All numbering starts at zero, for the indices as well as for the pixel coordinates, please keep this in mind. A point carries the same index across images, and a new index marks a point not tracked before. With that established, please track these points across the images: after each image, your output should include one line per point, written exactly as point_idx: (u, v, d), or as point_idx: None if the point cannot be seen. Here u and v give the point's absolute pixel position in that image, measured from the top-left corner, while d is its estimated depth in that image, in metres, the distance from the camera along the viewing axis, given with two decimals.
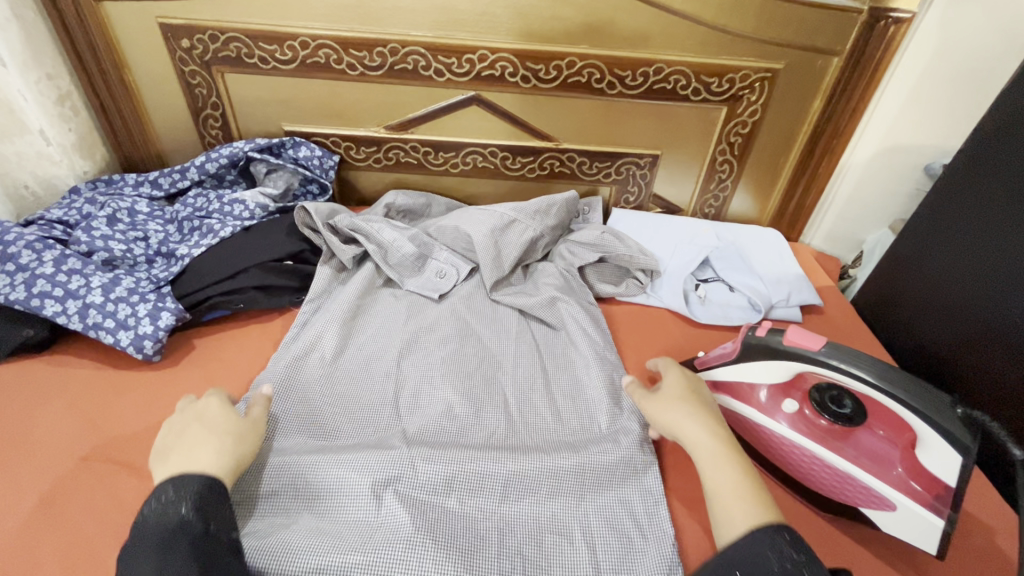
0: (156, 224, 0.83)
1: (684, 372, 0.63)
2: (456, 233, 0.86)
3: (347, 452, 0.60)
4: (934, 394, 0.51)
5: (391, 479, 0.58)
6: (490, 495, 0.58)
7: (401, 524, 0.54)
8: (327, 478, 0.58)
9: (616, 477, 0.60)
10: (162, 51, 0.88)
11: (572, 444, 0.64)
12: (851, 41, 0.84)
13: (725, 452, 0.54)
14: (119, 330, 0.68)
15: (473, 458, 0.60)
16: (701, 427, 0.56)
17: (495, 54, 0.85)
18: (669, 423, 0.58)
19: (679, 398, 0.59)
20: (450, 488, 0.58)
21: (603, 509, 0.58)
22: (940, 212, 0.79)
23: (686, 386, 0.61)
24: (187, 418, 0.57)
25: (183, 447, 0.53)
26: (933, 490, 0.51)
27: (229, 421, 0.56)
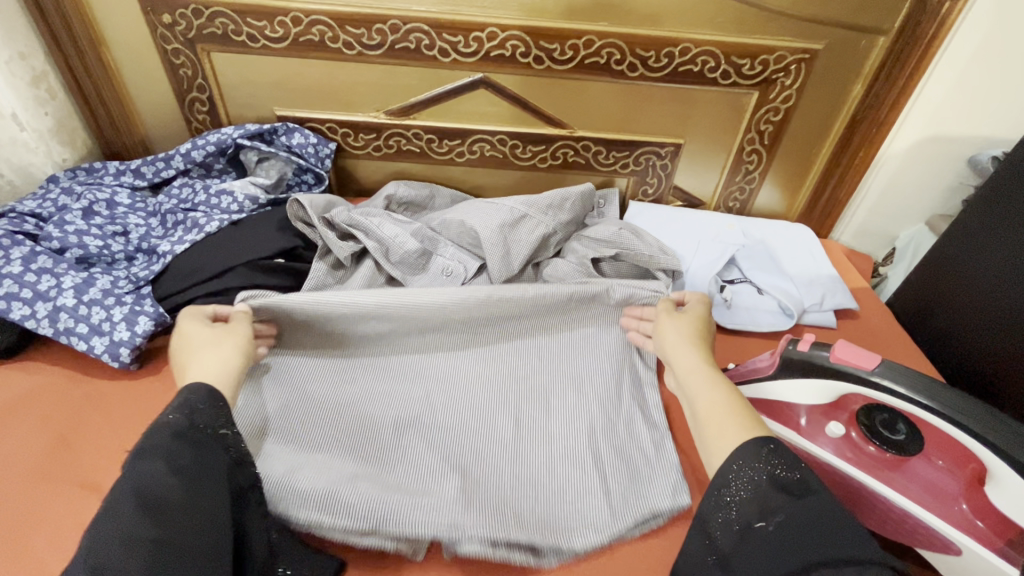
0: (137, 217, 0.77)
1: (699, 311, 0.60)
2: (462, 227, 0.79)
3: (366, 392, 0.60)
4: (1010, 423, 0.45)
5: (409, 418, 0.59)
6: (504, 433, 0.58)
7: (419, 461, 0.56)
8: (346, 417, 0.58)
9: (637, 430, 0.59)
10: (143, 27, 0.80)
11: (596, 392, 0.62)
12: (901, 18, 0.76)
13: (716, 376, 0.50)
14: (92, 336, 0.62)
15: (489, 399, 0.60)
16: (697, 355, 0.53)
17: (505, 33, 0.77)
18: (667, 349, 0.55)
19: (685, 330, 0.56)
20: (465, 427, 0.58)
21: (614, 442, 0.58)
22: (995, 207, 0.71)
23: (697, 322, 0.58)
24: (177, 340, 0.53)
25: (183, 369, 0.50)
26: (1004, 533, 0.45)
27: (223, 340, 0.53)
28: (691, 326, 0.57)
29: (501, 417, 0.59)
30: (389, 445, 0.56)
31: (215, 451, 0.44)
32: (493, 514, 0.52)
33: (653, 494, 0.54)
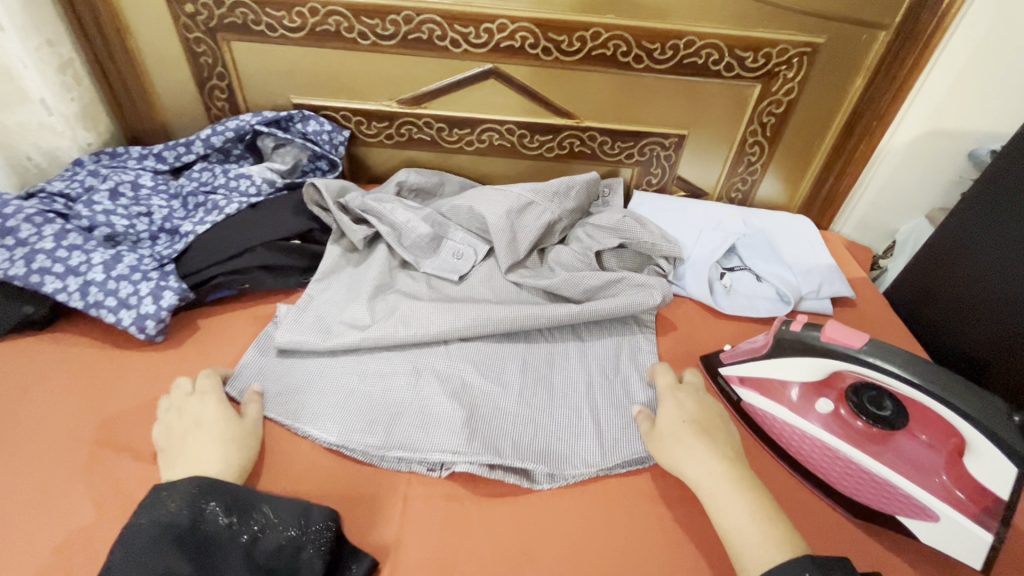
0: (160, 199, 0.80)
1: (678, 397, 0.58)
2: (471, 213, 0.82)
3: (391, 348, 0.69)
4: (985, 396, 0.47)
5: (426, 366, 0.67)
6: (510, 384, 0.66)
7: (431, 399, 0.63)
8: (371, 368, 0.67)
9: (633, 389, 0.66)
10: (166, 16, 0.83)
11: (597, 360, 0.70)
12: (902, 14, 0.78)
13: (731, 484, 0.49)
14: (120, 309, 0.66)
15: (498, 357, 0.69)
16: (701, 460, 0.51)
17: (515, 24, 0.80)
18: (669, 459, 0.53)
19: (678, 433, 0.54)
20: (476, 374, 0.66)
21: (610, 397, 0.65)
22: (991, 201, 0.72)
23: (683, 417, 0.56)
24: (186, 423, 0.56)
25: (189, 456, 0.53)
26: (980, 501, 0.48)
27: (227, 426, 0.57)
28: (679, 427, 0.55)
29: (508, 373, 0.67)
30: (407, 388, 0.64)
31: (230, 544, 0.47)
32: (489, 443, 0.59)
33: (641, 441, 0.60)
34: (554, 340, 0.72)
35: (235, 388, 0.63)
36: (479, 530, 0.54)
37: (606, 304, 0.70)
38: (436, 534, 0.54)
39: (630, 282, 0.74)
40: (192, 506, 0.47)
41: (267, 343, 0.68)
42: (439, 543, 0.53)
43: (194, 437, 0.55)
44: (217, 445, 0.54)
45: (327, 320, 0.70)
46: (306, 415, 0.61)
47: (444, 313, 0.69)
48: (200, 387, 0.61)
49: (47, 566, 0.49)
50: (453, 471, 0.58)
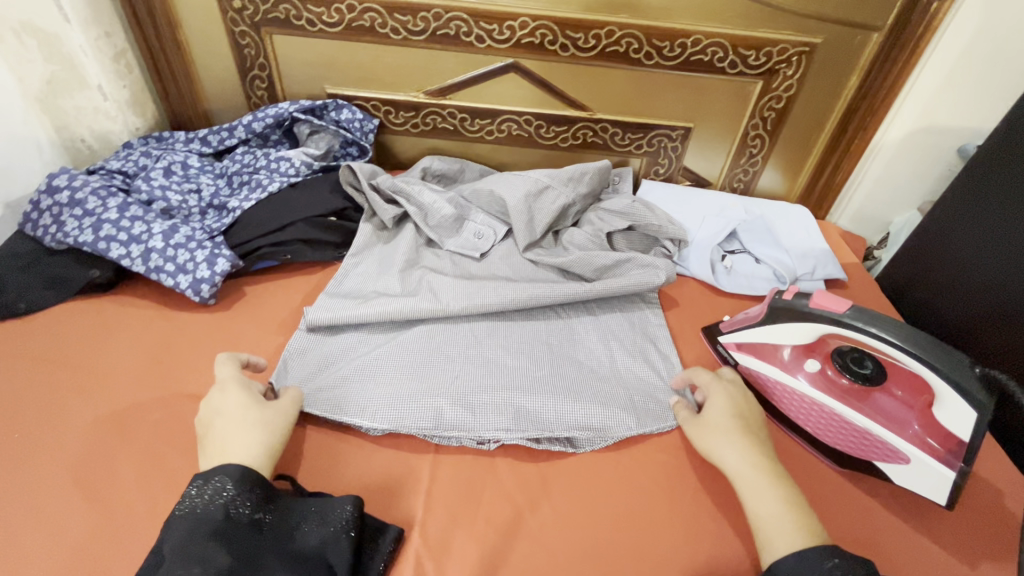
0: (207, 178, 0.88)
1: (729, 392, 0.62)
2: (491, 197, 0.89)
3: (424, 338, 0.72)
4: (954, 354, 0.53)
5: (461, 352, 0.71)
6: (541, 365, 0.70)
7: (470, 384, 0.67)
8: (407, 357, 0.70)
9: (648, 357, 0.72)
10: (213, 10, 0.90)
11: (618, 335, 0.75)
12: (893, 16, 0.84)
13: (767, 477, 0.52)
14: (178, 274, 0.73)
15: (528, 341, 0.73)
16: (738, 452, 0.55)
17: (536, 22, 0.86)
18: (709, 447, 0.57)
19: (726, 428, 0.57)
20: (509, 357, 0.71)
21: (631, 366, 0.71)
22: (975, 191, 0.78)
23: (734, 418, 0.58)
24: (212, 413, 0.55)
25: (219, 444, 0.52)
26: (946, 445, 0.55)
27: (254, 413, 0.55)
28: (727, 425, 0.58)
29: (535, 354, 0.71)
30: (444, 374, 0.68)
31: (255, 534, 0.48)
32: (535, 420, 0.63)
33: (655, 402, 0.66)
34: (571, 318, 0.77)
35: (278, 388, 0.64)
36: (501, 467, 0.61)
37: (619, 285, 0.76)
38: (464, 468, 0.61)
39: (637, 262, 0.80)
40: (225, 498, 0.48)
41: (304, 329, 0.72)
42: (466, 475, 0.60)
43: (221, 426, 0.54)
44: (245, 432, 0.53)
45: (364, 288, 0.77)
46: (350, 406, 0.63)
47: (469, 289, 0.76)
48: (220, 373, 0.59)
49: (126, 487, 0.56)
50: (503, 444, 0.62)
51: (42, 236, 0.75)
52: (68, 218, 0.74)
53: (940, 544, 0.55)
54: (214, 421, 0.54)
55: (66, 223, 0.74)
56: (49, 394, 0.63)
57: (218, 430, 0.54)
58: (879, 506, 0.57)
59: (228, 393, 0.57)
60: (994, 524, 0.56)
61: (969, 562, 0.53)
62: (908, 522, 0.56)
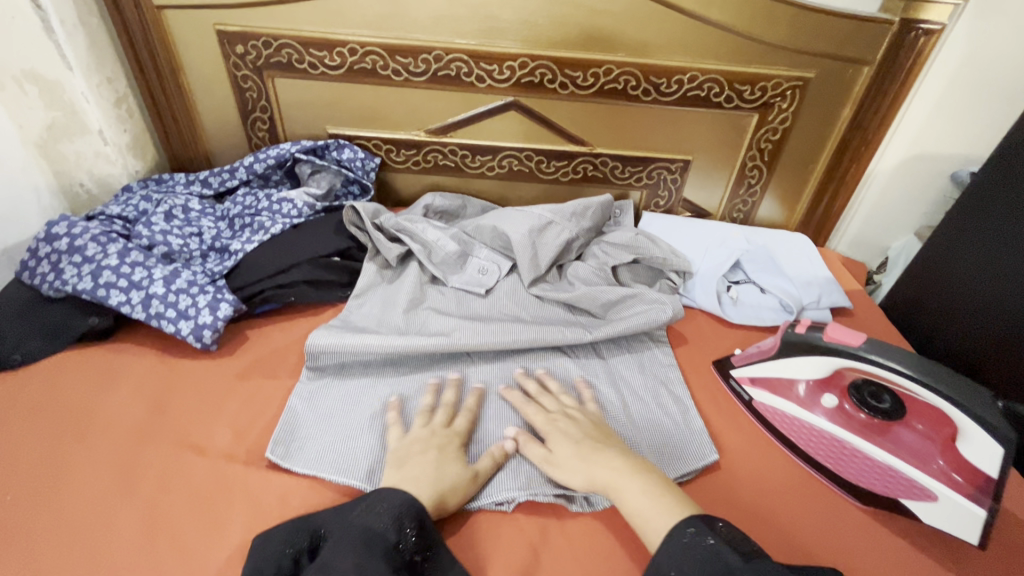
0: (209, 221, 0.87)
1: (559, 421, 0.62)
2: (494, 232, 0.89)
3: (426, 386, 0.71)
4: (974, 387, 0.53)
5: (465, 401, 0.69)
6: None
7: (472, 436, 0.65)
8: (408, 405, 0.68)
9: (664, 401, 0.70)
10: (216, 56, 0.91)
11: (628, 382, 0.72)
12: (882, 51, 0.86)
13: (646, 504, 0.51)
14: (180, 320, 0.71)
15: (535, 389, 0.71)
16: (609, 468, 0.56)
17: (535, 62, 0.88)
18: (588, 472, 0.56)
19: (578, 448, 0.58)
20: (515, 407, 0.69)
21: (643, 413, 0.68)
22: (976, 215, 0.79)
23: (578, 440, 0.59)
24: (427, 444, 0.60)
25: (414, 468, 0.56)
26: (974, 481, 0.54)
27: (456, 468, 0.57)
28: (575, 450, 0.58)
29: None
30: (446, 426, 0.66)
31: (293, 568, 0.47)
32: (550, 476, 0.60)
33: (674, 449, 0.63)
34: (581, 358, 0.75)
35: (276, 449, 0.61)
36: (516, 510, 0.59)
37: (625, 326, 0.75)
38: (480, 516, 0.58)
39: (644, 298, 0.80)
40: (397, 523, 0.49)
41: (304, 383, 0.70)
42: (479, 527, 0.57)
43: (424, 456, 0.58)
44: (434, 472, 0.56)
45: (368, 328, 0.76)
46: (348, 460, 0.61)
47: (477, 329, 0.75)
48: (457, 424, 0.64)
49: (124, 548, 0.53)
50: (518, 503, 0.58)
51: (39, 284, 0.73)
52: (67, 265, 0.73)
53: None
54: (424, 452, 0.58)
55: (65, 271, 0.73)
56: (44, 450, 0.61)
57: (420, 457, 0.57)
58: (912, 548, 0.55)
59: (450, 443, 0.60)
60: None
61: None
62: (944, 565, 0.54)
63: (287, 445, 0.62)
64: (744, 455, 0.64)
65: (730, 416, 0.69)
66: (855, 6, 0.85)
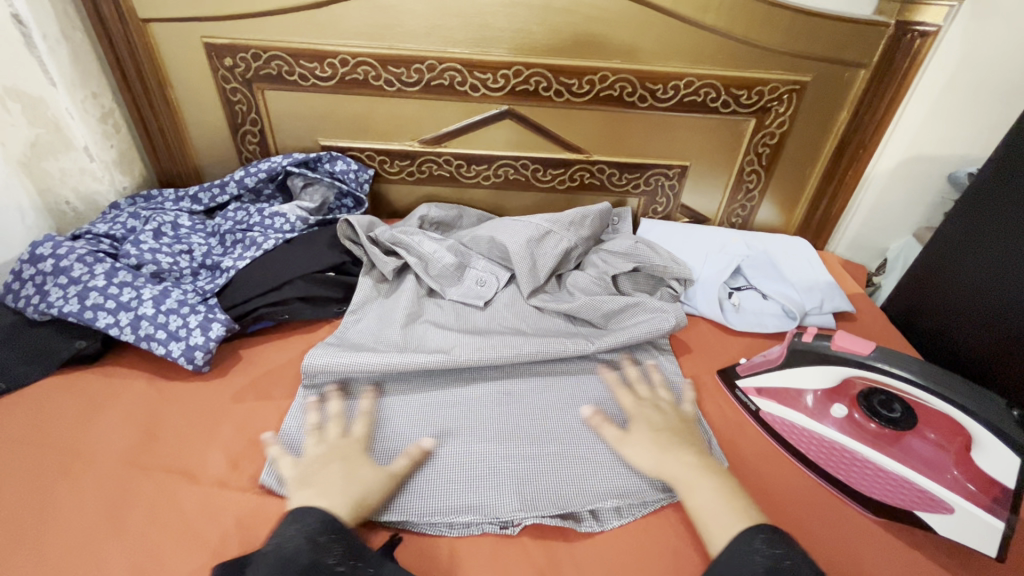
0: (199, 237, 0.85)
1: (648, 408, 0.65)
2: (492, 243, 0.88)
3: (427, 402, 0.69)
4: (987, 396, 0.52)
5: (467, 416, 0.67)
6: (553, 430, 0.66)
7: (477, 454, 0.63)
8: (408, 426, 0.66)
9: None
10: (204, 70, 0.89)
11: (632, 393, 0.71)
12: (879, 54, 0.86)
13: None
14: (170, 341, 0.69)
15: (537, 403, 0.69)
16: (678, 461, 0.58)
17: (529, 70, 0.87)
18: (656, 462, 0.58)
19: (654, 437, 0.61)
20: (519, 422, 0.67)
21: None
22: (980, 216, 0.78)
23: (657, 429, 0.62)
24: (329, 455, 0.58)
25: (318, 482, 0.54)
26: (990, 492, 0.53)
27: (367, 478, 0.56)
28: (652, 438, 0.61)
29: (549, 417, 0.68)
30: (449, 443, 0.64)
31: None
32: (554, 496, 0.59)
33: None
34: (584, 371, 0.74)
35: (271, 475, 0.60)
36: (521, 532, 0.57)
37: (627, 336, 0.74)
38: (487, 539, 0.56)
39: (646, 307, 0.78)
40: (312, 542, 0.47)
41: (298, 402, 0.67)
42: (483, 552, 0.55)
43: (329, 468, 0.56)
44: (345, 483, 0.54)
45: (365, 344, 0.74)
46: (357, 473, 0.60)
47: (477, 343, 0.73)
48: (352, 432, 0.62)
49: None
50: (524, 524, 0.57)
51: (24, 307, 0.71)
52: (52, 287, 0.71)
53: None
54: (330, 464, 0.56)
55: (50, 293, 0.70)
56: (29, 482, 0.58)
57: (325, 471, 0.55)
58: (930, 561, 0.53)
59: (353, 452, 0.59)
60: None
61: None
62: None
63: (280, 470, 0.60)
64: (753, 468, 0.62)
65: (736, 426, 0.67)
66: (850, 10, 0.85)
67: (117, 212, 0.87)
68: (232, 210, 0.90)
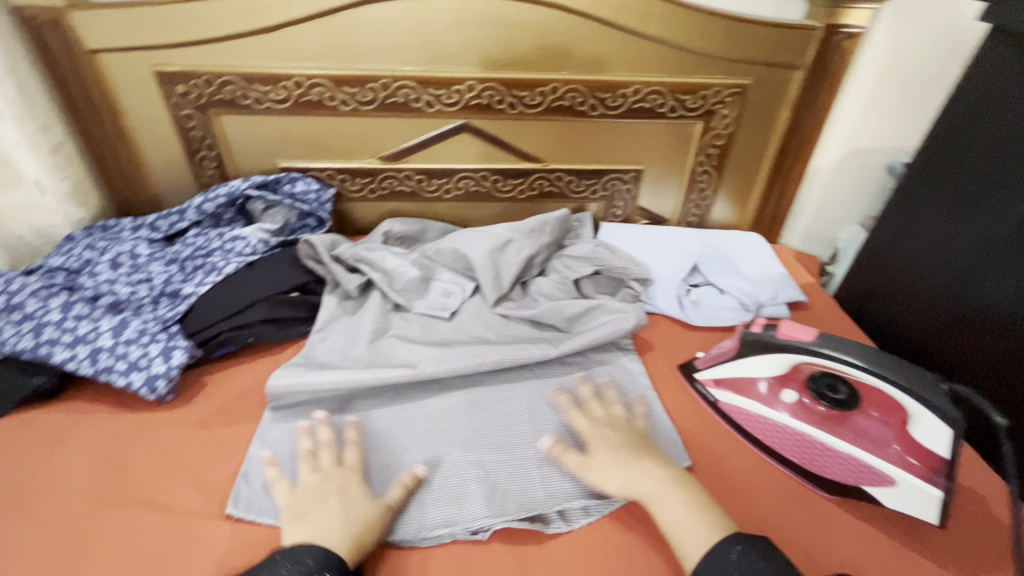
0: (158, 265, 0.83)
1: (597, 429, 0.64)
2: (455, 254, 0.90)
3: (395, 416, 0.69)
4: (921, 373, 0.55)
5: (436, 424, 0.68)
6: (521, 435, 0.67)
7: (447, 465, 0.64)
8: (376, 441, 0.66)
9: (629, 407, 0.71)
10: (156, 98, 0.89)
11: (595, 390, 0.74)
12: (810, 55, 0.90)
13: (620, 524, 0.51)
14: (131, 372, 0.69)
15: (505, 409, 0.71)
16: (648, 477, 0.58)
17: (482, 84, 0.89)
18: (622, 482, 0.58)
19: (616, 456, 0.60)
20: (489, 430, 0.68)
21: None
22: (915, 204, 0.83)
23: (617, 446, 0.61)
24: (328, 487, 0.58)
25: (315, 517, 0.55)
26: (928, 463, 0.56)
27: (365, 508, 0.56)
28: (614, 455, 0.61)
29: (517, 421, 0.69)
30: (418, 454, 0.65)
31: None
32: (521, 499, 0.60)
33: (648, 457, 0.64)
34: (549, 374, 0.76)
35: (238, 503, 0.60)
36: (491, 537, 0.59)
37: (590, 338, 0.76)
38: (460, 547, 0.57)
39: (606, 309, 0.81)
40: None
41: (265, 424, 0.68)
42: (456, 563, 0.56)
43: (324, 501, 0.56)
44: (341, 517, 0.55)
45: (332, 362, 0.75)
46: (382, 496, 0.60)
47: (443, 353, 0.74)
48: (347, 460, 0.62)
49: None
50: (493, 530, 0.58)
51: None
52: (4, 323, 0.69)
53: (947, 567, 0.54)
54: (328, 499, 0.56)
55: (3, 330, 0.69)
56: None
57: (323, 506, 0.56)
58: (879, 534, 0.56)
59: (349, 483, 0.59)
60: (988, 535, 0.57)
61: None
62: (908, 546, 0.56)
63: (248, 496, 0.60)
64: (713, 457, 0.65)
65: (697, 418, 0.70)
66: (781, 15, 0.90)
67: (75, 240, 0.86)
68: (192, 235, 0.90)
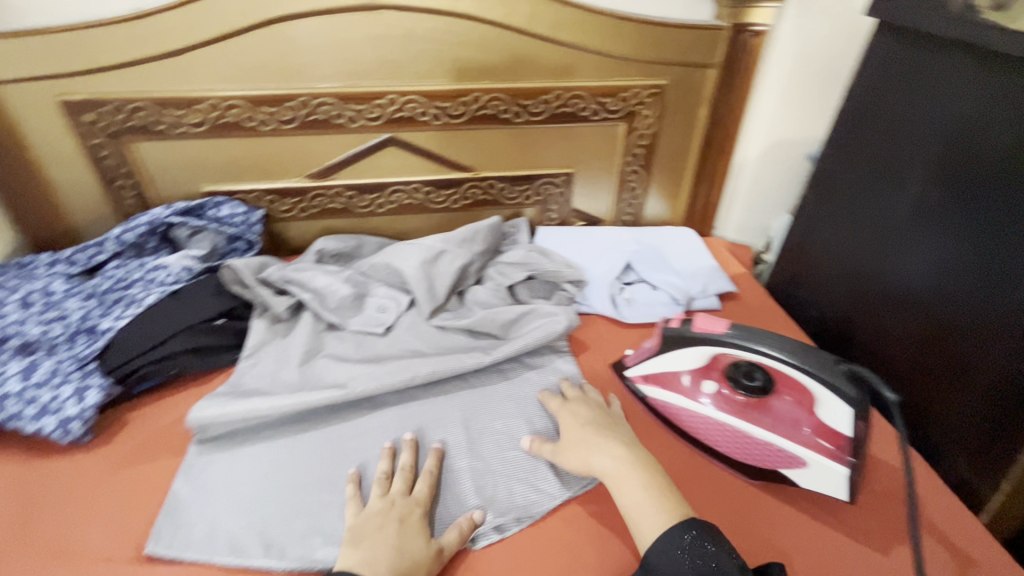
0: (75, 301, 0.80)
1: (574, 408, 0.68)
2: (388, 269, 0.89)
3: (325, 438, 0.68)
4: (823, 355, 0.58)
5: (367, 443, 0.68)
6: (455, 447, 0.67)
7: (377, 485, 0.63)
8: (305, 466, 0.65)
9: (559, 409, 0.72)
10: (62, 129, 0.86)
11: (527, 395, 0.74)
12: (720, 53, 0.93)
13: None
14: (41, 416, 0.66)
15: (439, 421, 0.70)
16: (602, 450, 0.60)
17: (404, 97, 0.89)
18: (582, 457, 0.61)
19: (584, 430, 0.64)
20: (423, 444, 0.68)
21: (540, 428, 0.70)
22: (824, 192, 0.86)
23: (583, 424, 0.65)
24: (388, 518, 0.57)
25: (369, 547, 0.54)
26: (837, 442, 0.59)
27: (423, 545, 0.55)
28: (582, 433, 0.64)
29: (450, 433, 0.69)
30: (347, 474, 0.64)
31: None
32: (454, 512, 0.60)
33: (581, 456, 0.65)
34: (483, 383, 0.76)
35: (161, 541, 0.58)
36: None
37: (522, 343, 0.77)
38: None
39: (539, 313, 0.81)
40: None
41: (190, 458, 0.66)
42: None
43: (372, 533, 0.55)
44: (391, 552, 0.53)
45: (260, 387, 0.73)
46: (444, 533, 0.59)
47: (374, 370, 0.74)
48: (417, 493, 0.61)
49: None
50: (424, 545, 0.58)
51: None
52: None
53: (859, 539, 0.56)
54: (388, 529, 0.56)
55: None
56: None
57: (377, 537, 0.55)
58: (795, 513, 0.59)
59: (413, 515, 0.58)
60: (895, 504, 0.60)
61: (882, 546, 0.56)
62: (823, 522, 0.58)
63: (172, 534, 0.58)
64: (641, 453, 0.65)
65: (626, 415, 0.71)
66: (690, 16, 0.92)
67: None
68: (111, 267, 0.87)
